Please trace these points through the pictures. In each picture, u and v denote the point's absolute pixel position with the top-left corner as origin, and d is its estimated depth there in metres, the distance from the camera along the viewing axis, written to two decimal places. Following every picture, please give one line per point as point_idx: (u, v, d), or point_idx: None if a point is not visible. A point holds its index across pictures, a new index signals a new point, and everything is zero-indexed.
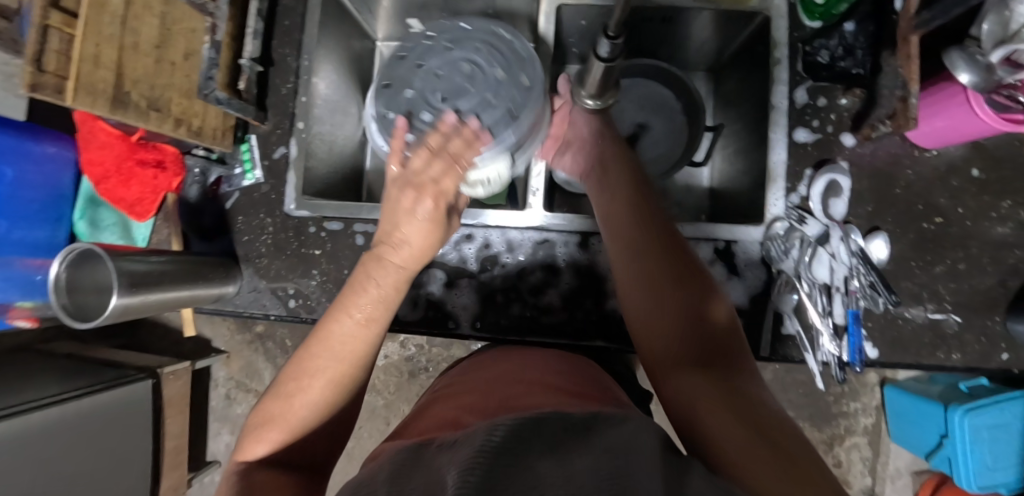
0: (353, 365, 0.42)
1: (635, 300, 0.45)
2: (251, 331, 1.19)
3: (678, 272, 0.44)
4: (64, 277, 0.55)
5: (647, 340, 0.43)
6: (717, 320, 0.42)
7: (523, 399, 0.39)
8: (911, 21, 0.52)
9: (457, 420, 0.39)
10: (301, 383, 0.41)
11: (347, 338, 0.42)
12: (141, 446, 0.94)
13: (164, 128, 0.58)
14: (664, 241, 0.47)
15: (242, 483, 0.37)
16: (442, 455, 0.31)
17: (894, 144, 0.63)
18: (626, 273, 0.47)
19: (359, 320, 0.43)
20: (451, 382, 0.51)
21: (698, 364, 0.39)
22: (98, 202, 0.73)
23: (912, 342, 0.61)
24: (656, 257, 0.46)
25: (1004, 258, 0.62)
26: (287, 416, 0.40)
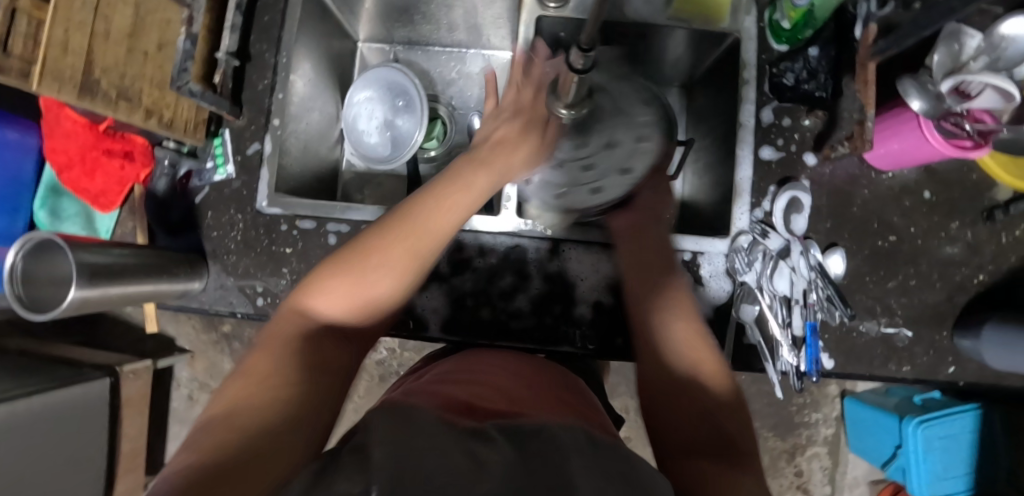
0: (432, 249, 0.47)
1: (653, 387, 0.51)
2: (217, 331, 1.16)
3: (694, 359, 0.51)
4: (19, 267, 0.53)
5: (666, 423, 0.48)
6: (726, 419, 0.47)
7: (538, 407, 0.47)
8: (869, 48, 0.56)
9: (472, 406, 0.46)
10: (381, 257, 0.45)
11: (434, 222, 0.47)
12: (95, 444, 0.92)
13: (133, 119, 0.57)
14: (687, 329, 0.53)
15: (302, 337, 0.42)
16: (476, 449, 0.35)
17: (853, 165, 0.66)
18: (648, 361, 0.53)
19: (448, 209, 0.48)
20: (456, 364, 0.57)
21: (703, 450, 0.44)
22: (60, 192, 0.71)
23: (866, 354, 0.64)
24: (668, 341, 0.52)
25: (952, 275, 0.66)
26: (358, 295, 0.44)
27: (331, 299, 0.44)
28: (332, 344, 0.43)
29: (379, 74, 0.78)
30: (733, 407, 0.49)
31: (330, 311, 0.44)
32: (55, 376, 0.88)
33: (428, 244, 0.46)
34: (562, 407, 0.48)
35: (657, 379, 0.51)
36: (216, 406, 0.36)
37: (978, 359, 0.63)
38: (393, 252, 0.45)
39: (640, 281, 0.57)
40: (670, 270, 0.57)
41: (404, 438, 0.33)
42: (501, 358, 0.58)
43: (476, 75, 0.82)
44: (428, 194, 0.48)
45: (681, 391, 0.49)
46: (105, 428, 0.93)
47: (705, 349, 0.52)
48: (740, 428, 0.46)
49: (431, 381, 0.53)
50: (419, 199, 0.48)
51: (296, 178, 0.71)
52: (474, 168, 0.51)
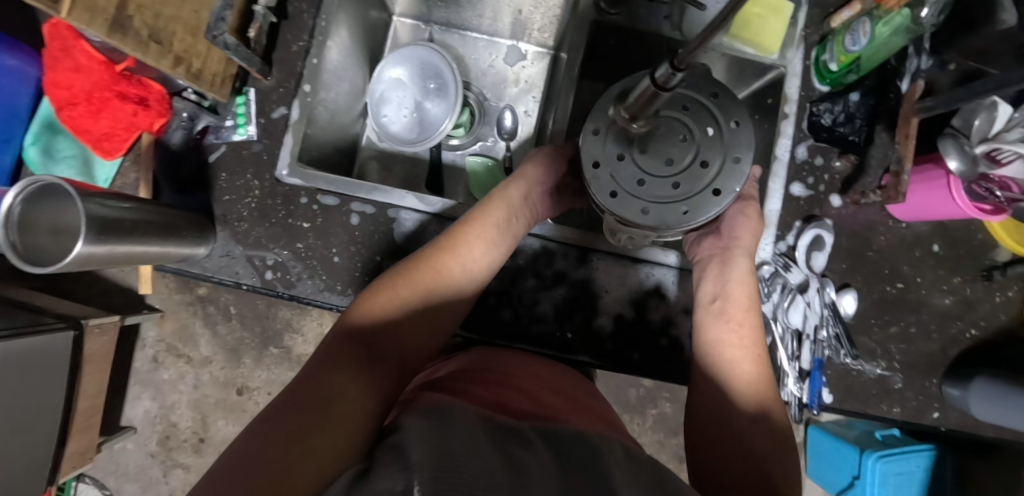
0: (460, 280, 0.52)
1: (704, 422, 0.50)
2: (193, 293, 1.10)
3: (755, 400, 0.50)
4: (18, 210, 0.48)
5: (710, 464, 0.47)
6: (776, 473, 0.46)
7: (562, 410, 0.44)
8: (913, 104, 0.59)
9: (504, 407, 0.41)
10: (402, 288, 0.50)
11: (470, 259, 0.53)
12: (52, 402, 0.85)
13: (162, 65, 0.53)
14: (749, 359, 0.51)
15: (337, 350, 0.44)
16: (510, 440, 0.33)
17: (873, 211, 0.68)
18: (704, 383, 0.52)
19: (484, 241, 0.53)
20: (472, 362, 0.54)
21: (742, 490, 0.44)
22: (57, 129, 0.67)
23: (862, 394, 0.66)
24: (729, 368, 0.51)
25: (947, 327, 0.69)
26: (389, 311, 0.48)
27: (370, 314, 0.48)
28: (368, 351, 0.45)
29: (413, 52, 0.74)
30: (781, 445, 0.48)
31: (367, 327, 0.47)
32: (12, 323, 0.81)
33: (463, 280, 0.52)
34: (587, 412, 0.46)
35: (705, 418, 0.50)
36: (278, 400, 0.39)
37: (963, 410, 0.66)
38: (419, 279, 0.51)
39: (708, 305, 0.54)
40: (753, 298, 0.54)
41: (444, 434, 0.31)
42: (519, 358, 0.56)
43: (510, 68, 0.80)
44: (462, 225, 0.54)
45: (731, 433, 0.48)
46: (63, 386, 0.86)
47: (764, 387, 0.50)
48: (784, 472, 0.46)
49: (451, 373, 0.50)
50: (457, 233, 0.53)
51: (318, 149, 0.68)
52: (495, 197, 0.56)
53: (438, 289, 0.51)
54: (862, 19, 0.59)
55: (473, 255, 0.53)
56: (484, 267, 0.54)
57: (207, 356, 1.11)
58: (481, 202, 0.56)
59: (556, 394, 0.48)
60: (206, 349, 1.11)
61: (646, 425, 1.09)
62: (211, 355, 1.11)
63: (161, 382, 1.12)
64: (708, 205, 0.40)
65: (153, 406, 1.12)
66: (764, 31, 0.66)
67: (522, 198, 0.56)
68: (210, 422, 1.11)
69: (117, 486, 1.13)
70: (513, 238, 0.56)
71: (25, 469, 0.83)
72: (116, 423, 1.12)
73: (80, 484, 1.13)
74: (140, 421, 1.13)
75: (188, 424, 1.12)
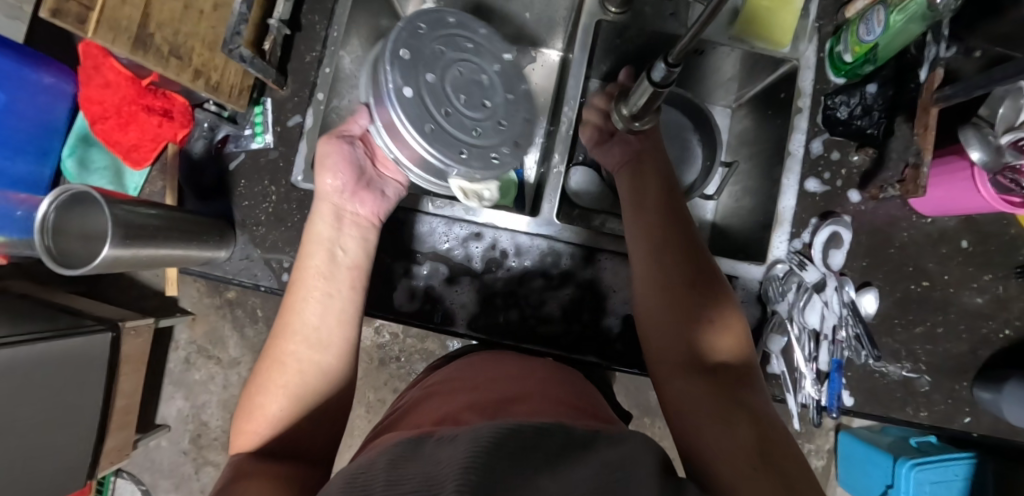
0: (304, 345, 0.46)
1: (647, 296, 0.50)
2: (222, 296, 1.14)
3: (691, 278, 0.49)
4: (52, 218, 0.51)
5: (656, 336, 0.48)
6: (721, 331, 0.47)
7: (520, 406, 0.41)
8: (933, 94, 0.57)
9: (456, 418, 0.40)
10: (261, 396, 0.45)
11: (307, 321, 0.47)
12: (90, 401, 0.89)
13: (181, 78, 0.56)
14: (679, 237, 0.51)
15: (236, 470, 0.41)
16: (442, 448, 0.32)
17: (895, 207, 0.65)
18: (643, 261, 0.51)
19: (315, 296, 0.48)
20: (450, 375, 0.52)
21: (691, 358, 0.46)
22: (90, 142, 0.71)
23: (884, 397, 0.64)
24: (667, 245, 0.50)
25: (978, 327, 0.66)
26: (267, 425, 0.44)
27: (250, 437, 0.44)
28: (270, 464, 0.41)
29: None
30: (722, 301, 0.48)
31: (257, 447, 0.43)
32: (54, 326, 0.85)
33: (302, 347, 0.46)
34: (554, 405, 0.43)
35: (648, 292, 0.50)
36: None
37: (996, 413, 0.63)
38: (272, 378, 0.46)
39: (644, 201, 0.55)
40: (667, 190, 0.55)
41: (365, 473, 0.30)
42: (504, 361, 0.54)
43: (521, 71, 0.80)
44: (291, 295, 0.49)
45: (673, 301, 0.48)
46: (101, 385, 0.90)
47: (699, 258, 0.50)
48: (736, 336, 0.47)
49: (422, 394, 0.49)
50: (287, 307, 0.48)
51: None
52: (315, 242, 0.50)
53: (294, 376, 0.45)
54: (875, 8, 0.59)
55: (309, 323, 0.47)
56: (332, 319, 0.48)
57: (236, 358, 1.15)
58: (297, 261, 0.50)
59: (524, 387, 0.46)
60: (234, 350, 1.15)
61: (667, 428, 1.08)
62: (240, 356, 1.15)
63: (193, 383, 1.16)
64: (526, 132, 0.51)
65: (185, 405, 1.17)
66: (774, 22, 0.64)
67: (335, 225, 0.51)
68: None
69: (153, 481, 1.18)
70: (354, 276, 0.50)
71: (68, 463, 0.88)
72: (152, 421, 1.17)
73: (119, 478, 1.18)
74: (174, 420, 1.18)
75: (218, 423, 1.16)
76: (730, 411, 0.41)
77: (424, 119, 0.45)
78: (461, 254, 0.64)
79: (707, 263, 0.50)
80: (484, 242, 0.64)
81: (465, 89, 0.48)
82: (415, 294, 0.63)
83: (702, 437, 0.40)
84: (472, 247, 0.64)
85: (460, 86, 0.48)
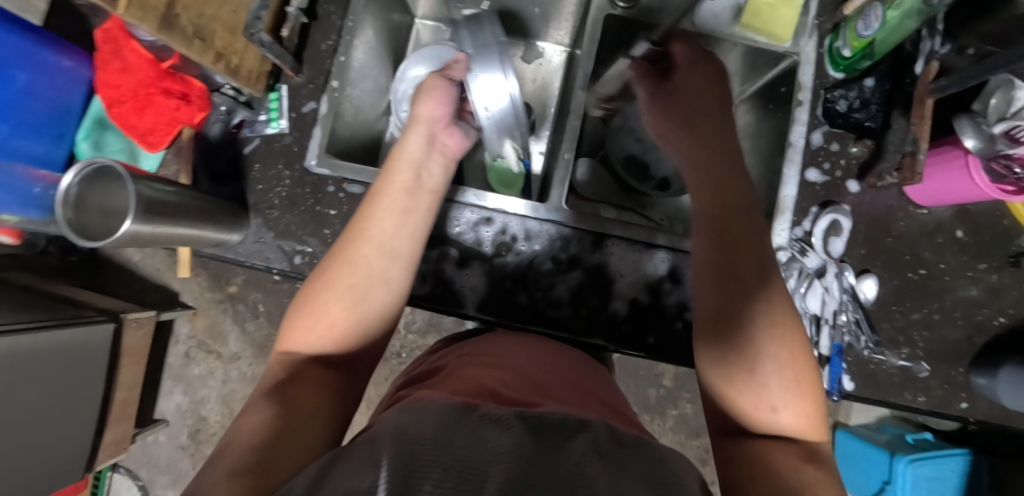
0: (381, 256, 0.50)
1: (714, 329, 0.45)
2: (223, 290, 1.13)
3: (775, 320, 0.44)
4: (74, 191, 0.53)
5: (723, 381, 0.44)
6: (798, 391, 0.42)
7: (558, 392, 0.43)
8: (928, 85, 0.60)
9: (495, 392, 0.41)
10: (325, 299, 0.47)
11: (386, 226, 0.51)
12: (92, 391, 0.88)
13: (204, 59, 0.58)
14: (759, 270, 0.46)
15: (295, 370, 0.45)
16: (488, 428, 0.34)
17: (892, 197, 0.68)
18: (711, 297, 0.46)
19: (399, 213, 0.52)
20: (473, 348, 0.53)
21: (765, 422, 0.42)
22: (106, 126, 0.74)
23: (884, 382, 0.65)
24: (744, 285, 0.45)
25: (973, 315, 0.67)
26: (328, 329, 0.47)
27: (307, 335, 0.47)
28: (322, 371, 0.45)
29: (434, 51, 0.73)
30: (799, 353, 0.43)
31: (313, 346, 0.47)
32: (57, 313, 0.84)
33: (379, 260, 0.50)
34: (583, 394, 0.44)
35: (714, 326, 0.45)
36: (236, 424, 0.39)
37: (992, 399, 0.64)
38: (341, 276, 0.48)
39: (720, 228, 0.48)
40: (734, 212, 0.48)
41: (415, 430, 0.32)
42: (523, 341, 0.57)
43: (527, 66, 0.82)
44: (369, 207, 0.52)
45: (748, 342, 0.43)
46: (103, 375, 0.89)
47: (779, 291, 0.45)
48: (823, 404, 0.43)
49: (451, 360, 0.51)
50: (366, 217, 0.52)
51: (346, 141, 0.71)
52: (393, 169, 0.55)
53: (365, 283, 0.48)
54: (874, 4, 0.61)
55: (387, 231, 0.51)
56: (404, 241, 0.51)
57: (236, 353, 1.15)
58: (383, 173, 0.55)
59: (555, 371, 0.48)
60: (234, 345, 1.14)
61: (666, 424, 1.08)
62: (240, 351, 1.14)
63: (192, 377, 1.16)
64: None
65: (184, 400, 1.16)
66: (775, 18, 0.67)
67: (424, 147, 0.56)
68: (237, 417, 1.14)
69: (149, 478, 1.17)
70: (432, 199, 0.55)
71: (69, 454, 0.87)
72: (148, 417, 1.16)
73: (115, 474, 1.17)
74: (171, 415, 1.17)
75: (216, 418, 1.15)
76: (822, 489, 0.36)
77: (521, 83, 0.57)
78: (472, 239, 0.66)
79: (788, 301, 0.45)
80: (494, 226, 0.66)
81: None
82: (427, 278, 0.64)
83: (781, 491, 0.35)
84: (483, 231, 0.65)
85: None
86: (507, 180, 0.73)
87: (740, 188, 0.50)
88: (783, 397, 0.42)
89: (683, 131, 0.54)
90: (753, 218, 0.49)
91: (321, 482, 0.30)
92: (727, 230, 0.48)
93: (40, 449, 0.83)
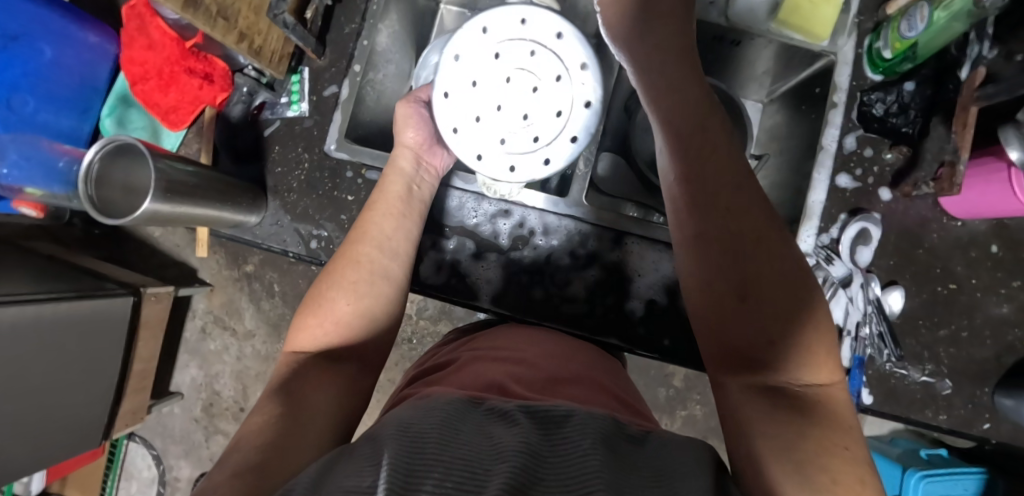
0: (383, 258, 0.50)
1: (698, 271, 0.42)
2: (240, 269, 1.14)
3: (763, 251, 0.40)
4: (96, 166, 0.54)
5: (713, 326, 0.41)
6: (801, 333, 0.38)
7: (569, 388, 0.42)
8: (973, 92, 0.57)
9: (504, 386, 0.40)
10: (329, 296, 0.47)
11: (384, 227, 0.52)
12: (110, 363, 0.89)
13: (227, 39, 0.58)
14: (730, 191, 0.42)
15: (302, 368, 0.44)
16: (493, 423, 0.33)
17: (925, 207, 0.65)
18: (687, 222, 0.43)
19: (394, 217, 0.53)
20: (487, 341, 0.53)
21: (762, 368, 0.39)
22: (130, 103, 0.76)
23: (904, 397, 0.64)
24: (720, 204, 0.42)
25: (1003, 334, 0.65)
26: (334, 323, 0.46)
27: (314, 332, 0.46)
28: (330, 366, 0.45)
29: None
30: (791, 283, 0.39)
31: (319, 342, 0.46)
32: (77, 285, 0.84)
33: (377, 261, 0.50)
34: (593, 386, 0.44)
35: (698, 266, 0.42)
36: (245, 423, 0.39)
37: (1016, 422, 0.61)
38: (346, 274, 0.49)
39: (682, 146, 0.43)
40: (698, 127, 0.44)
41: (419, 425, 0.32)
42: (535, 336, 0.55)
43: None
44: (377, 210, 0.53)
45: (738, 283, 0.40)
46: (121, 348, 0.89)
47: (757, 208, 0.41)
48: (833, 336, 0.39)
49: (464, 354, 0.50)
50: (368, 219, 0.53)
51: (367, 127, 0.70)
52: (392, 178, 0.55)
53: (368, 279, 0.49)
54: (918, 4, 0.58)
55: (384, 233, 0.52)
56: (401, 243, 0.52)
57: (250, 330, 1.15)
58: (377, 187, 0.56)
59: (569, 367, 0.47)
60: (249, 322, 1.15)
61: (677, 425, 1.07)
62: (254, 328, 1.15)
63: (208, 352, 1.17)
64: (562, 146, 0.49)
65: (199, 374, 1.18)
66: (812, 16, 0.63)
67: (414, 166, 0.56)
68: (251, 393, 1.16)
69: (163, 447, 1.19)
70: (423, 209, 0.56)
71: (85, 422, 0.88)
72: (165, 388, 1.18)
73: (131, 442, 1.20)
74: (187, 388, 1.19)
75: (230, 393, 1.17)
76: (831, 461, 0.34)
77: (456, 120, 0.51)
78: (488, 231, 0.65)
79: (768, 216, 0.42)
80: (512, 219, 0.65)
81: (506, 97, 0.50)
82: (442, 267, 0.64)
83: (775, 479, 0.34)
84: (500, 224, 0.65)
85: (503, 95, 0.50)
86: None
87: (699, 93, 0.45)
88: (782, 336, 0.38)
89: (643, 42, 0.46)
90: (718, 125, 0.44)
91: (323, 482, 0.29)
92: (692, 145, 0.43)
93: (59, 418, 0.84)
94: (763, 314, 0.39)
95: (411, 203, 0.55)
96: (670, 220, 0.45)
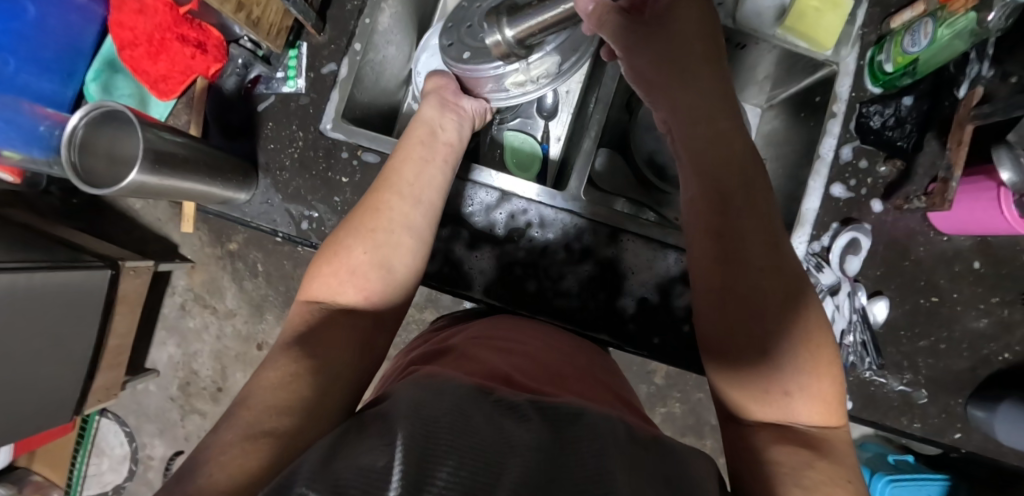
0: (407, 202, 0.48)
1: (713, 307, 0.41)
2: (223, 247, 1.10)
3: (784, 295, 0.40)
4: (80, 133, 0.52)
5: (728, 360, 0.40)
6: (811, 377, 0.39)
7: (577, 386, 0.42)
8: (970, 111, 0.58)
9: (510, 378, 0.40)
10: (348, 244, 0.46)
11: (411, 179, 0.50)
12: (85, 337, 0.86)
13: (225, 8, 0.55)
14: (761, 239, 0.41)
15: (314, 318, 0.43)
16: (510, 420, 0.32)
17: (914, 220, 0.66)
18: (711, 274, 0.42)
19: (420, 163, 0.52)
20: (487, 331, 0.52)
21: (772, 405, 0.39)
22: (116, 68, 0.73)
23: (882, 404, 0.65)
24: (749, 257, 0.41)
25: (980, 347, 0.66)
26: (349, 273, 0.45)
27: (330, 282, 0.45)
28: (344, 321, 0.43)
29: None
30: (798, 313, 0.40)
31: (334, 293, 0.44)
32: (54, 255, 0.81)
33: (398, 210, 0.48)
34: (599, 387, 0.44)
35: (715, 301, 0.41)
36: (258, 378, 0.38)
37: (987, 432, 0.63)
38: (369, 221, 0.47)
39: (723, 195, 0.42)
40: (730, 168, 0.43)
41: (432, 408, 0.31)
42: (536, 331, 0.54)
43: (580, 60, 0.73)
44: (400, 161, 0.51)
45: (756, 325, 0.39)
46: (96, 322, 0.86)
47: (786, 257, 0.41)
48: (838, 379, 0.40)
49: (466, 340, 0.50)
50: (394, 167, 0.51)
51: (365, 108, 0.68)
52: (423, 138, 0.54)
53: (386, 228, 0.47)
54: (923, 20, 0.59)
55: (407, 179, 0.50)
56: (426, 189, 0.50)
57: (231, 309, 1.12)
58: (398, 146, 0.54)
59: (575, 365, 0.47)
60: (230, 301, 1.12)
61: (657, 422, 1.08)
62: (236, 308, 1.12)
63: (187, 330, 1.15)
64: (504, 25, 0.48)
65: (177, 352, 1.15)
66: (820, 24, 0.63)
67: (440, 110, 0.57)
68: (229, 373, 1.14)
69: (136, 425, 1.17)
70: (448, 151, 0.54)
71: (58, 396, 0.86)
72: (140, 365, 1.15)
73: (103, 419, 1.17)
74: (163, 366, 1.16)
75: (208, 372, 1.15)
76: (833, 489, 0.33)
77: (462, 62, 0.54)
78: (484, 221, 0.64)
79: (794, 265, 0.42)
80: (507, 210, 0.64)
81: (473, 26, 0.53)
82: (436, 256, 0.63)
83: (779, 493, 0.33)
84: (495, 214, 0.64)
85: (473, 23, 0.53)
86: (523, 163, 0.72)
87: (740, 140, 0.44)
88: (794, 380, 0.38)
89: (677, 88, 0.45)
90: (758, 173, 0.43)
91: (335, 456, 0.28)
92: (729, 197, 0.42)
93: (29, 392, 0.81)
94: (779, 356, 0.39)
95: (439, 162, 0.53)
96: (689, 262, 0.44)
